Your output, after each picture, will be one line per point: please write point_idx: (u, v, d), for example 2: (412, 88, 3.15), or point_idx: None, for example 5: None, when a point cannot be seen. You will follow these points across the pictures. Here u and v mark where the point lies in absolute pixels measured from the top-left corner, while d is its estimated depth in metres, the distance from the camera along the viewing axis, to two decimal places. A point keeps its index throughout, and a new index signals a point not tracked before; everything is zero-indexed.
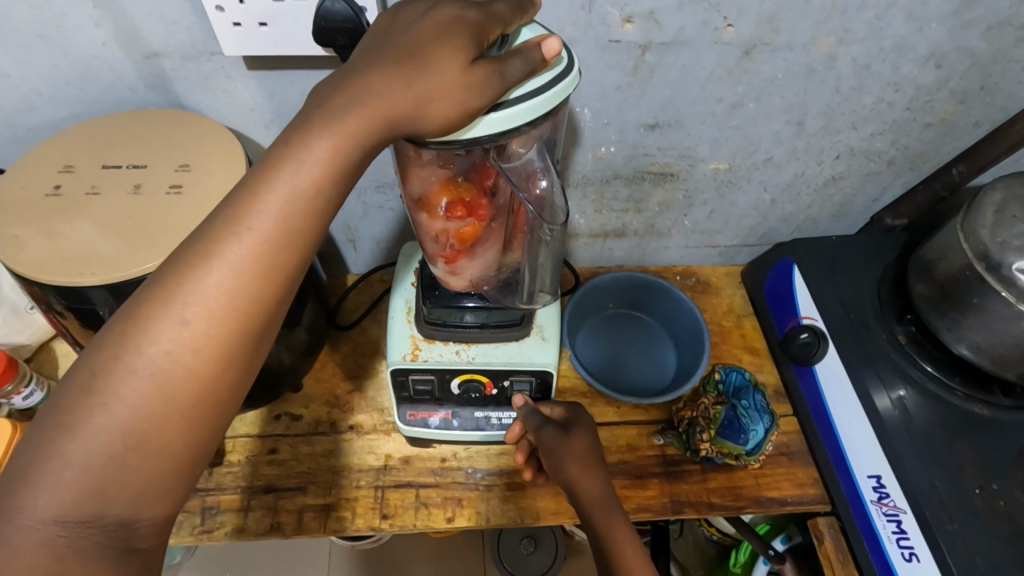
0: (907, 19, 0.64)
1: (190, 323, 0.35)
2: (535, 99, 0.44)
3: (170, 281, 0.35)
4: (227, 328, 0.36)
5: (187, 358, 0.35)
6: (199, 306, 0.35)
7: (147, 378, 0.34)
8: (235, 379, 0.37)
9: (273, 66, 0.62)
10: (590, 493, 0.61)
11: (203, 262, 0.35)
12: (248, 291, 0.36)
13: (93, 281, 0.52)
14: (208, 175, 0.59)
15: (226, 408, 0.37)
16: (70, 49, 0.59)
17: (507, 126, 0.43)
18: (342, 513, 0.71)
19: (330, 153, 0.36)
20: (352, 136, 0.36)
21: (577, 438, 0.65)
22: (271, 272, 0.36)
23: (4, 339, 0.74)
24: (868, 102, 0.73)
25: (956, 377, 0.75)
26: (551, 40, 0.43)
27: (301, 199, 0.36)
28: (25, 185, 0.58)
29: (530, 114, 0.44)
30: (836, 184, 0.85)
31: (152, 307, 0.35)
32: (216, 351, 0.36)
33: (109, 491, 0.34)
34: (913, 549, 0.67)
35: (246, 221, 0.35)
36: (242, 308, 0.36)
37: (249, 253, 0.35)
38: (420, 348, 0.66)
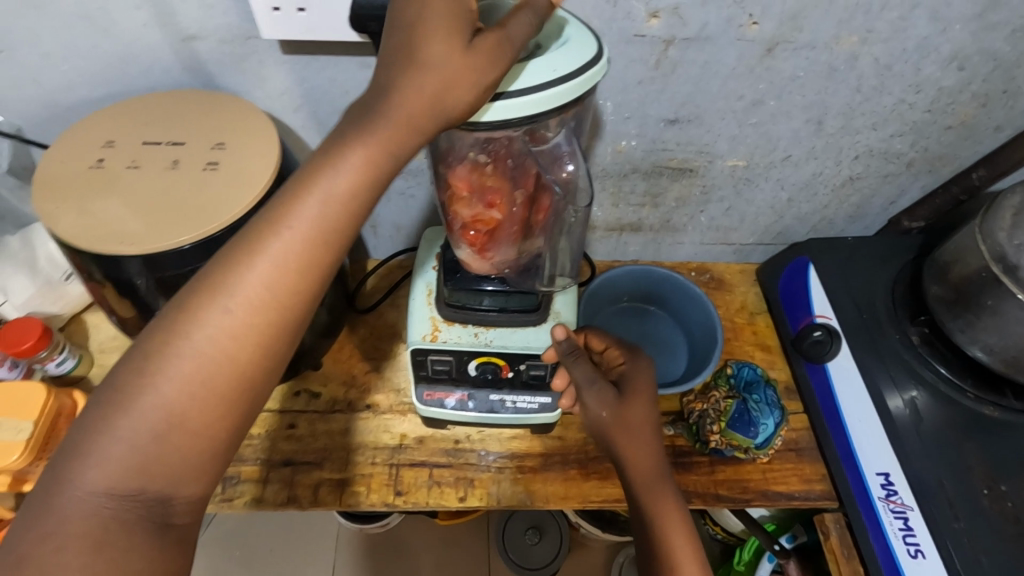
0: (930, 20, 0.64)
1: (233, 307, 0.37)
2: (559, 87, 0.45)
3: (217, 273, 0.37)
4: (267, 319, 0.38)
5: (230, 345, 0.37)
6: (242, 297, 0.37)
7: (194, 357, 0.36)
8: (272, 366, 0.39)
9: (307, 52, 0.64)
10: (644, 461, 0.60)
11: (247, 257, 0.37)
12: (287, 284, 0.38)
13: (132, 251, 0.55)
14: (242, 153, 0.61)
15: (262, 392, 0.39)
16: (113, 31, 0.61)
17: (538, 108, 0.45)
18: (357, 488, 0.74)
19: (364, 158, 0.38)
20: (385, 145, 0.38)
21: (633, 402, 0.62)
22: (309, 268, 0.38)
23: (38, 309, 0.77)
24: (887, 103, 0.73)
25: (969, 379, 0.75)
26: None
27: (338, 199, 0.38)
28: (70, 159, 0.60)
29: (556, 100, 0.45)
30: (853, 184, 0.85)
31: (201, 296, 0.37)
32: (256, 339, 0.38)
33: (153, 469, 0.36)
34: (919, 545, 0.68)
35: (288, 220, 0.37)
36: (282, 301, 0.38)
37: (290, 251, 0.37)
38: (440, 328, 0.68)
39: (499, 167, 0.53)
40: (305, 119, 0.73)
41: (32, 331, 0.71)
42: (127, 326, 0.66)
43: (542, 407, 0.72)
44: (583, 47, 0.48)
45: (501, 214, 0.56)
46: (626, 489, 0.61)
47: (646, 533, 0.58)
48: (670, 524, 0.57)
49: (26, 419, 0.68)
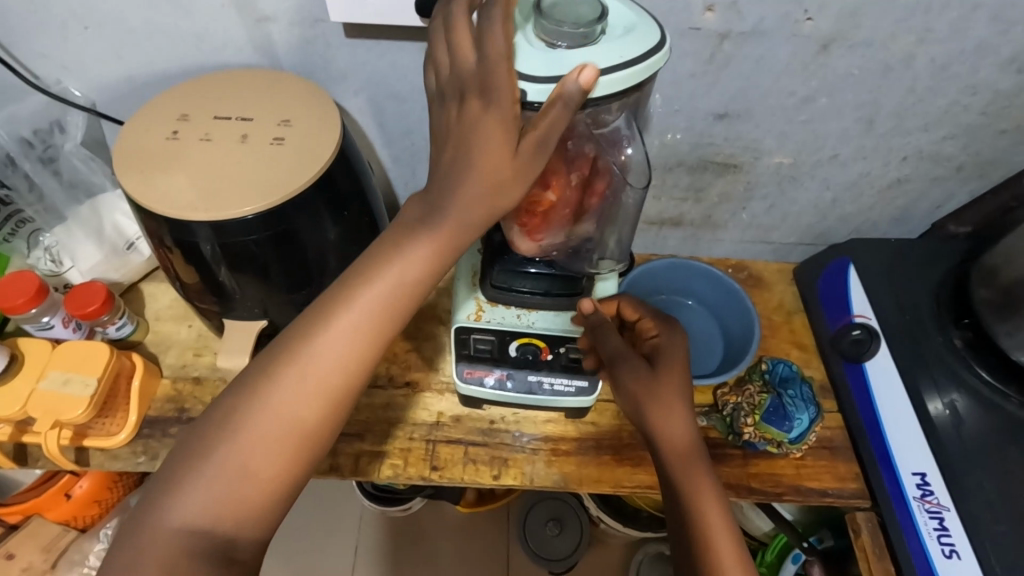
0: (991, 21, 0.64)
1: (313, 368, 0.44)
2: (632, 69, 0.47)
3: (295, 341, 0.44)
4: (333, 382, 0.44)
5: (300, 403, 0.44)
6: (314, 361, 0.44)
7: (275, 411, 0.43)
8: (333, 422, 0.45)
9: (371, 36, 0.67)
10: (679, 445, 0.61)
11: (321, 328, 0.44)
12: (352, 353, 0.45)
13: (205, 218, 0.58)
14: (308, 131, 0.64)
15: (322, 444, 0.45)
16: (192, 11, 0.65)
17: (601, 93, 0.47)
18: (396, 461, 0.76)
19: (425, 249, 0.46)
20: (443, 235, 0.46)
21: (666, 378, 0.63)
22: (372, 339, 0.45)
23: (103, 276, 0.81)
24: (940, 105, 0.73)
25: (1012, 386, 0.74)
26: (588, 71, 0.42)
27: (399, 280, 0.45)
28: (147, 129, 0.64)
29: (628, 81, 0.47)
30: (900, 186, 0.85)
31: (280, 359, 0.44)
32: (322, 400, 0.44)
33: (228, 507, 0.42)
34: (953, 546, 0.68)
35: (358, 297, 0.45)
36: (347, 369, 0.45)
37: (356, 326, 0.45)
38: (484, 309, 0.71)
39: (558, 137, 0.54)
40: (362, 103, 0.75)
41: (98, 294, 0.75)
42: (189, 292, 0.69)
43: (578, 391, 0.73)
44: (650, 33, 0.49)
45: (556, 194, 0.57)
46: (662, 475, 0.61)
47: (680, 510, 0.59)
48: (706, 504, 0.58)
49: (91, 376, 0.72)
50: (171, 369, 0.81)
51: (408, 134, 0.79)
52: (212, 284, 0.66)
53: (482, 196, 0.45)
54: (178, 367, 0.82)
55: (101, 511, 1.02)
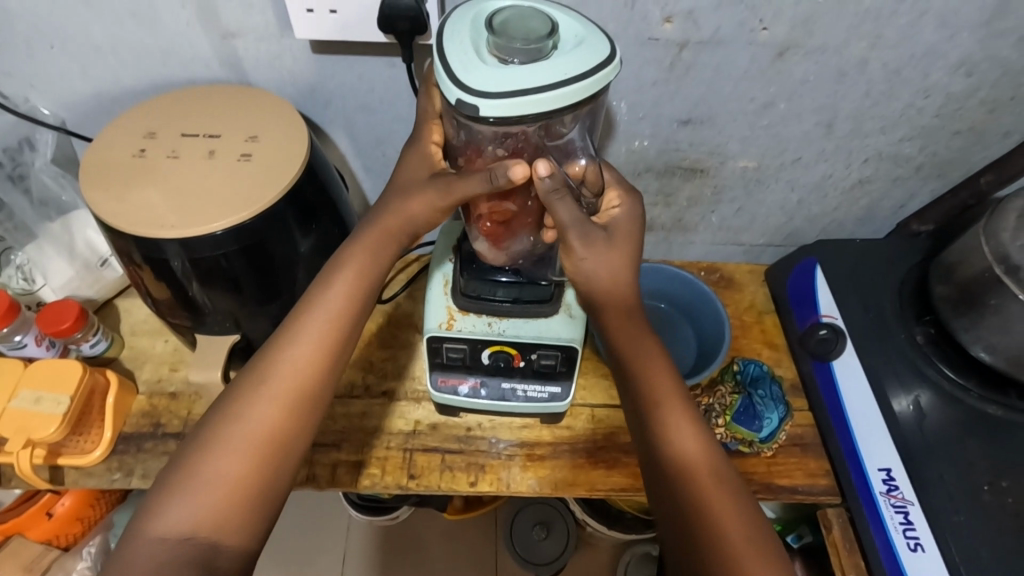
0: (938, 27, 0.67)
1: (278, 378, 0.55)
2: (584, 82, 0.48)
3: (259, 365, 0.55)
4: (293, 392, 0.55)
5: (267, 414, 0.54)
6: (276, 377, 0.55)
7: (246, 425, 0.53)
8: (298, 428, 0.55)
9: (337, 50, 0.68)
10: (688, 458, 0.55)
11: (279, 349, 0.56)
12: (307, 365, 0.55)
13: (172, 235, 0.59)
14: (275, 146, 0.65)
15: (290, 447, 0.54)
16: (158, 28, 0.66)
17: (550, 108, 0.48)
18: (373, 470, 0.77)
19: (355, 272, 0.58)
20: (368, 260, 0.59)
21: (616, 254, 0.57)
22: (326, 351, 0.56)
23: (75, 292, 0.81)
24: (896, 108, 0.75)
25: (972, 378, 0.76)
26: (519, 171, 0.51)
27: (340, 300, 0.57)
28: (114, 148, 0.64)
29: (581, 93, 0.48)
30: (863, 187, 0.87)
31: (248, 382, 0.55)
32: (285, 407, 0.54)
33: (210, 512, 0.50)
34: (918, 539, 0.69)
35: (306, 319, 0.57)
36: (303, 378, 0.55)
37: (307, 343, 0.56)
38: (455, 317, 0.71)
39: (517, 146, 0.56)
40: (332, 116, 0.76)
41: (70, 311, 0.75)
42: (161, 307, 0.70)
43: (551, 396, 0.74)
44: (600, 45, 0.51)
45: (514, 204, 0.60)
46: (662, 493, 0.55)
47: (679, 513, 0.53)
48: (716, 514, 0.52)
49: (64, 393, 0.72)
50: (147, 385, 0.81)
51: (379, 145, 0.79)
52: (183, 299, 0.66)
53: (401, 224, 0.59)
54: (154, 382, 0.82)
55: (84, 528, 1.02)
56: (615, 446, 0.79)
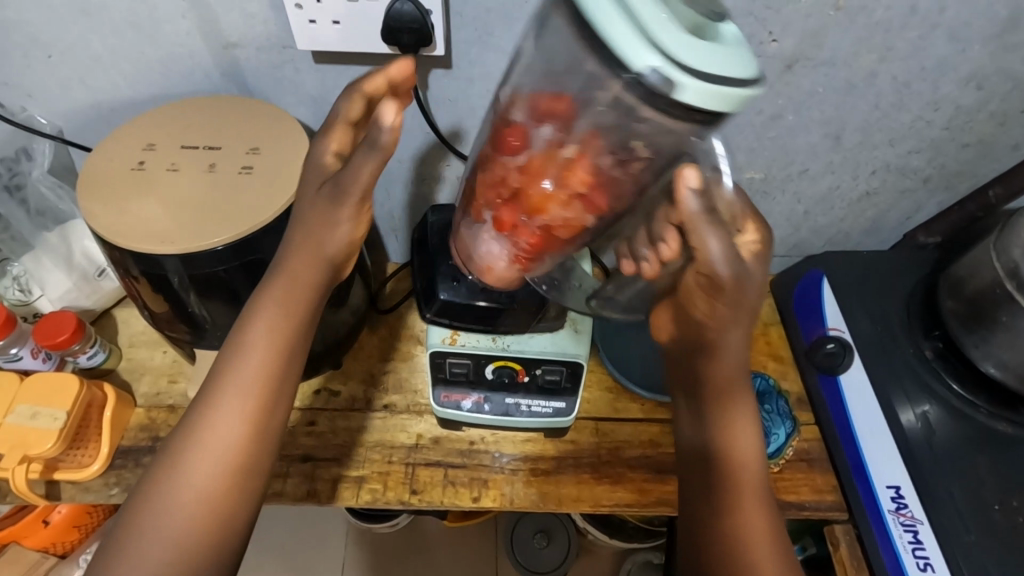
0: (949, 40, 0.66)
1: (219, 407, 0.56)
2: (727, 89, 0.40)
3: (202, 399, 0.56)
4: (237, 420, 0.56)
5: (215, 446, 0.55)
6: (221, 408, 0.55)
7: (195, 458, 0.54)
8: (248, 455, 0.56)
9: (339, 61, 0.67)
10: (746, 476, 0.59)
11: (219, 379, 0.56)
12: (251, 391, 0.56)
13: (171, 250, 0.57)
14: (276, 159, 0.63)
15: (245, 475, 0.55)
16: (158, 38, 0.65)
17: (695, 97, 0.40)
18: (374, 485, 0.76)
19: (282, 292, 0.57)
20: (301, 279, 0.57)
21: (755, 289, 0.56)
22: (265, 374, 0.57)
23: (72, 303, 0.80)
24: (905, 120, 0.74)
25: (982, 395, 0.75)
26: (387, 108, 0.49)
27: (276, 321, 0.57)
28: (112, 160, 0.63)
29: (718, 104, 0.41)
30: (870, 199, 0.86)
31: (194, 416, 0.56)
32: (234, 436, 0.55)
33: (169, 549, 0.51)
34: (928, 559, 0.68)
35: (241, 345, 0.57)
36: (248, 406, 0.56)
37: (245, 368, 0.56)
38: (459, 332, 0.71)
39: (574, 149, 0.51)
40: None
41: (67, 324, 0.74)
42: (159, 321, 0.69)
43: (556, 411, 0.73)
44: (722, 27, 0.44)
45: (562, 208, 0.53)
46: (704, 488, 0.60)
47: (720, 524, 0.58)
48: (748, 517, 0.58)
49: (61, 408, 0.70)
50: (145, 399, 0.80)
51: None
52: (182, 314, 0.65)
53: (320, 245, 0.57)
54: (152, 395, 0.80)
55: (80, 537, 1.01)
56: (619, 461, 0.78)
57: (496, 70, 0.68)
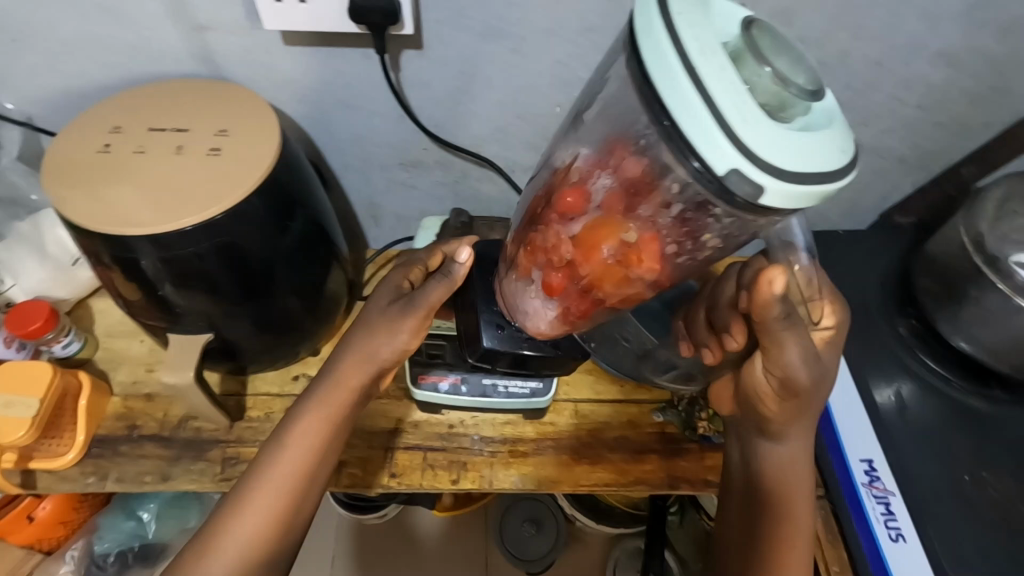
0: (919, 18, 0.66)
1: (295, 437, 0.58)
2: (812, 185, 0.37)
3: (282, 426, 0.59)
4: (311, 450, 0.59)
5: (286, 474, 0.58)
6: (296, 437, 0.58)
7: (267, 485, 0.57)
8: (314, 482, 0.59)
9: (310, 43, 0.66)
10: (802, 505, 0.61)
11: (300, 407, 0.59)
12: (324, 422, 0.59)
13: (138, 232, 0.57)
14: (246, 141, 0.63)
15: (307, 500, 0.59)
16: (125, 21, 0.64)
17: (767, 198, 0.37)
18: (353, 470, 0.76)
19: (371, 324, 0.59)
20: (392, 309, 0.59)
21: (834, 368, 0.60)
22: (341, 405, 0.60)
23: (46, 292, 0.79)
24: (878, 100, 0.75)
25: (956, 370, 0.77)
26: (461, 252, 0.60)
27: (355, 353, 0.59)
28: (78, 144, 0.63)
29: (800, 201, 0.38)
30: (846, 180, 0.86)
31: (271, 444, 0.59)
32: (304, 465, 0.58)
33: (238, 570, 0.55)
34: (899, 530, 0.68)
35: (326, 376, 0.60)
36: (322, 436, 0.59)
37: (326, 399, 0.59)
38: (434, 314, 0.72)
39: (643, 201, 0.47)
40: (308, 111, 0.74)
41: (40, 312, 0.73)
42: (132, 308, 0.68)
43: (533, 392, 0.74)
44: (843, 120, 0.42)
45: (608, 264, 0.50)
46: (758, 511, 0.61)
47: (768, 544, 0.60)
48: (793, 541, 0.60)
49: (34, 396, 0.70)
50: (122, 387, 0.80)
51: (357, 140, 0.78)
52: (153, 299, 0.64)
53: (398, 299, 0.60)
54: (129, 384, 0.80)
55: (66, 534, 1.00)
56: (599, 442, 0.78)
57: (468, 52, 0.68)
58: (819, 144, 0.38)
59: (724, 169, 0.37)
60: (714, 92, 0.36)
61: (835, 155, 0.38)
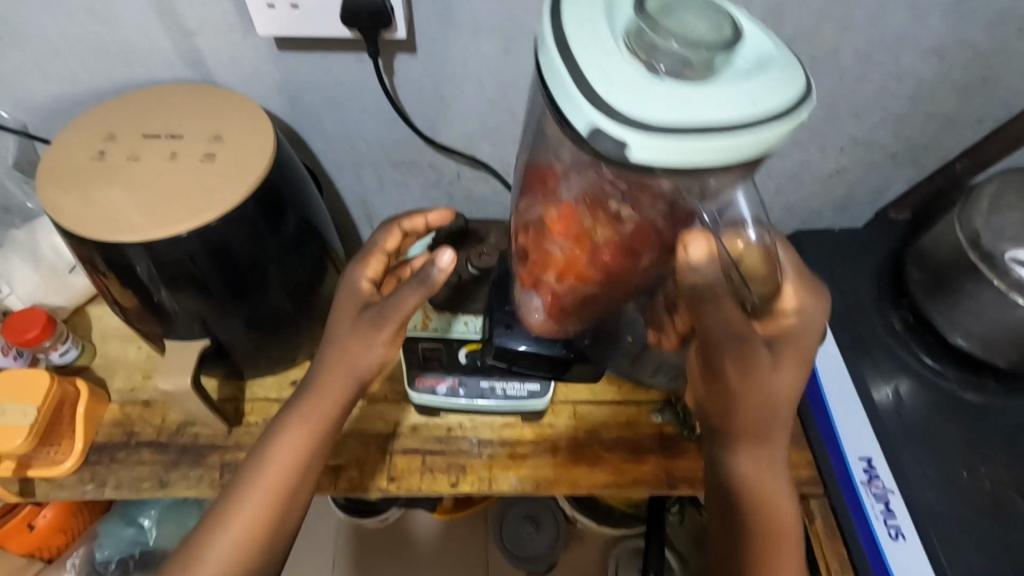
0: (908, 11, 0.66)
1: (260, 482, 0.57)
2: (718, 134, 0.35)
3: (247, 472, 0.58)
4: (275, 494, 0.57)
5: (248, 521, 0.55)
6: (259, 483, 0.57)
7: (228, 531, 0.55)
8: (280, 527, 0.57)
9: (300, 45, 0.66)
10: (782, 527, 0.54)
11: (264, 452, 0.58)
12: (291, 467, 0.58)
13: (132, 239, 0.57)
14: (239, 146, 0.63)
15: (273, 546, 0.56)
16: (116, 27, 0.64)
17: (658, 159, 0.36)
18: (352, 474, 0.76)
19: (333, 368, 0.59)
20: (353, 353, 0.58)
21: (787, 371, 0.53)
22: (309, 448, 0.58)
23: (45, 300, 0.80)
24: (869, 95, 0.75)
25: (951, 364, 0.77)
26: (444, 257, 0.54)
27: (320, 397, 0.59)
28: (72, 151, 0.63)
29: (709, 155, 0.36)
30: (839, 176, 0.86)
31: (235, 488, 0.57)
32: (268, 510, 0.56)
33: None
34: (899, 527, 0.68)
35: (290, 422, 0.59)
36: (288, 481, 0.57)
37: (290, 444, 0.58)
38: (430, 316, 0.74)
39: (623, 215, 0.47)
40: (300, 113, 0.74)
41: (37, 321, 0.73)
42: (128, 314, 0.68)
43: (530, 393, 0.74)
44: (788, 74, 0.39)
45: (568, 255, 0.51)
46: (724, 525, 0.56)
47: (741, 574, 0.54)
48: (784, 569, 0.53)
49: (32, 404, 0.70)
50: (119, 394, 0.80)
51: (350, 141, 0.78)
52: (149, 305, 0.64)
53: (361, 322, 0.59)
54: (126, 391, 0.80)
55: (65, 540, 1.00)
56: (596, 442, 0.79)
57: (458, 52, 0.68)
58: (717, 99, 0.36)
59: (585, 127, 0.37)
60: (580, 55, 0.37)
61: (753, 104, 0.36)
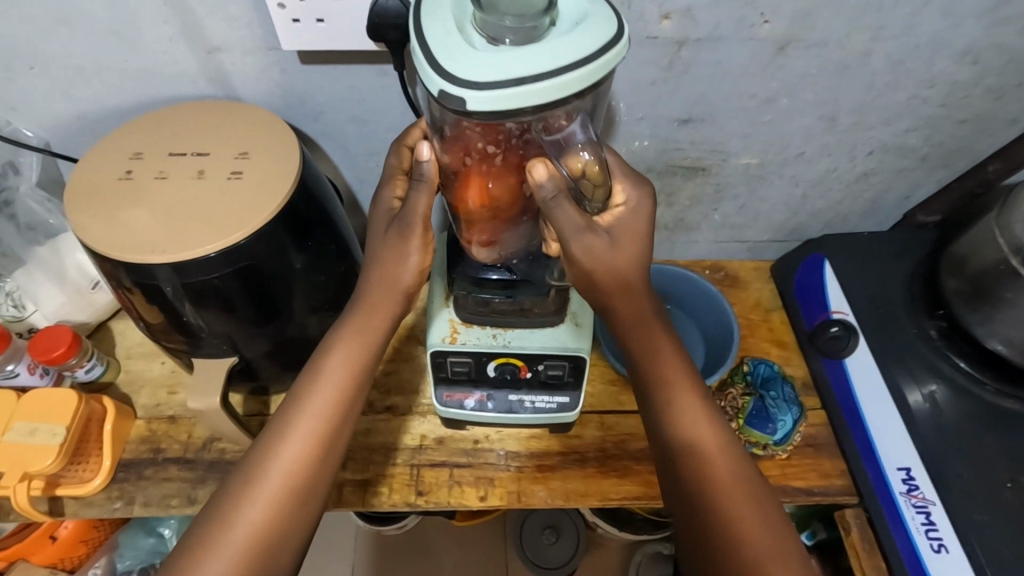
0: (943, 16, 0.65)
1: (310, 403, 0.57)
2: (569, 74, 0.43)
3: (294, 395, 0.58)
4: (326, 415, 0.57)
5: (301, 442, 0.56)
6: (309, 404, 0.57)
7: (281, 453, 0.55)
8: (330, 450, 0.57)
9: (326, 60, 0.66)
10: (703, 442, 0.57)
11: (313, 376, 0.58)
12: (340, 390, 0.58)
13: (163, 259, 0.57)
14: (265, 164, 0.63)
15: (326, 472, 0.56)
16: (141, 46, 0.64)
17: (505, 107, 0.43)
18: (379, 489, 0.75)
19: (381, 287, 0.60)
20: (397, 263, 0.59)
21: (621, 252, 0.55)
22: (358, 372, 0.59)
23: (68, 317, 0.79)
24: (899, 100, 0.73)
25: (988, 371, 0.74)
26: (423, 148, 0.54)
27: (368, 316, 0.60)
28: (100, 170, 0.62)
29: (572, 87, 0.44)
30: (867, 180, 0.85)
31: (284, 412, 0.57)
32: (319, 433, 0.56)
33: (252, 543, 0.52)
34: (941, 540, 0.68)
35: (338, 342, 0.59)
36: (340, 403, 0.58)
37: (339, 366, 0.58)
38: (459, 330, 0.70)
39: (490, 151, 0.52)
40: (322, 127, 0.74)
41: (63, 339, 0.73)
42: (154, 331, 0.68)
43: (560, 406, 0.74)
44: (604, 17, 0.46)
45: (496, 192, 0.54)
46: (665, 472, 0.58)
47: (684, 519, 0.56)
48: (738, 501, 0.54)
49: (61, 423, 0.70)
50: (145, 410, 0.79)
51: (373, 155, 0.77)
52: (177, 323, 0.64)
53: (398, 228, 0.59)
54: (152, 407, 0.80)
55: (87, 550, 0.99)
56: (625, 453, 0.78)
57: None
58: (533, 53, 0.43)
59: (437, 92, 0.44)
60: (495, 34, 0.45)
61: (592, 37, 0.45)
